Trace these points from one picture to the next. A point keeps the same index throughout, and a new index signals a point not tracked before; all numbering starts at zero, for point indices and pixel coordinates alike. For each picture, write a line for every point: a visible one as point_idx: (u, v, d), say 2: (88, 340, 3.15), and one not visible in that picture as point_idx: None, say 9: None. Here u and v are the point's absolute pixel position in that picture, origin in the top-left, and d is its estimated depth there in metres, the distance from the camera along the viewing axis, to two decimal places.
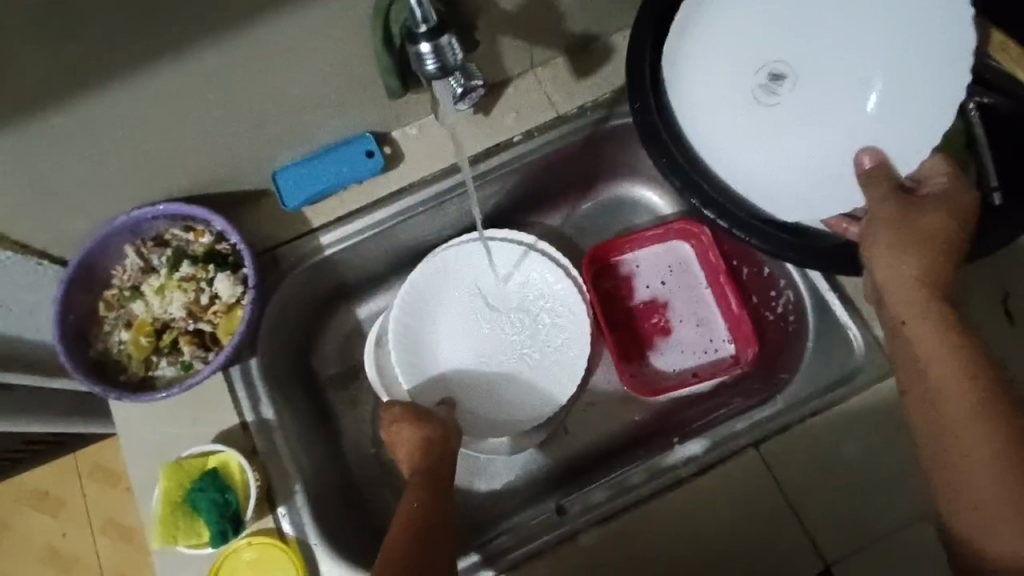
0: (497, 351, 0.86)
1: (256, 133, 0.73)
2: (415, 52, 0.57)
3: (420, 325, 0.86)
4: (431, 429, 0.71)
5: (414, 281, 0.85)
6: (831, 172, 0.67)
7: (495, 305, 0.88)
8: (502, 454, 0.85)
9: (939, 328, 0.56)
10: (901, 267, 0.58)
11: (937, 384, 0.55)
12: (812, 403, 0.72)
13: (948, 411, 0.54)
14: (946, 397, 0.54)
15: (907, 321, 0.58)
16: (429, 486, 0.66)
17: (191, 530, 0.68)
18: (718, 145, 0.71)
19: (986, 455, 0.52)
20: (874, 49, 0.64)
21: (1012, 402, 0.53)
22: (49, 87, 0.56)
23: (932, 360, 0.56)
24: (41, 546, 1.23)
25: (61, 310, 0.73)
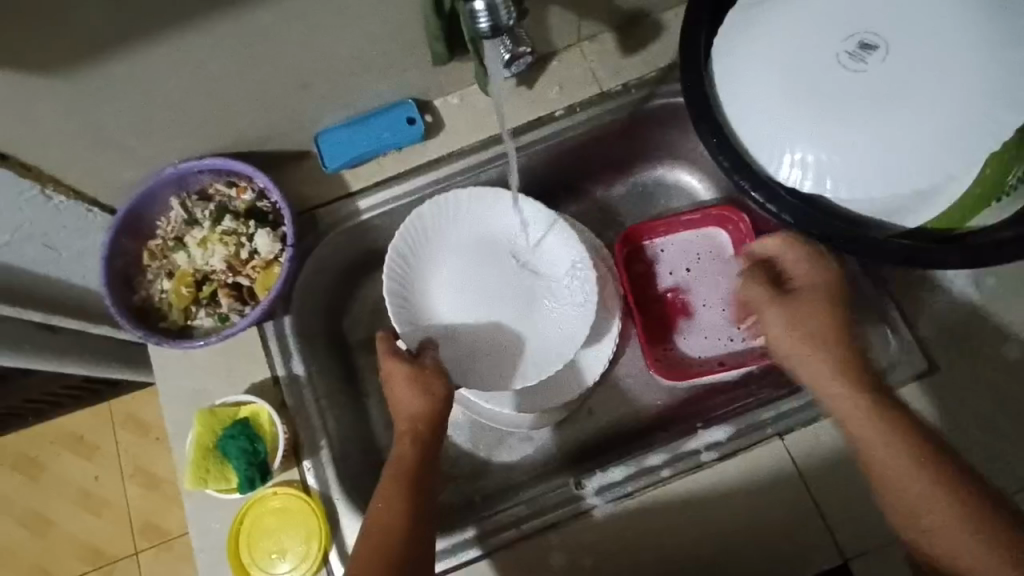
0: (490, 311, 0.81)
1: (304, 94, 0.73)
2: (468, 9, 0.56)
3: (419, 262, 0.82)
4: (426, 395, 0.68)
5: (423, 222, 0.81)
6: (909, 163, 0.56)
7: (507, 265, 0.83)
8: (535, 429, 0.85)
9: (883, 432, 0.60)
10: (806, 351, 0.65)
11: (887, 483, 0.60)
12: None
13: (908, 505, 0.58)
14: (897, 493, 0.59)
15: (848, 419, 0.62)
16: (416, 473, 0.65)
17: (221, 475, 0.70)
18: (776, 128, 0.59)
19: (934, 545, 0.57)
20: (969, 30, 0.55)
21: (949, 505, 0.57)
22: (111, 35, 0.57)
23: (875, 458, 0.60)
24: (74, 487, 1.28)
25: (109, 256, 0.75)
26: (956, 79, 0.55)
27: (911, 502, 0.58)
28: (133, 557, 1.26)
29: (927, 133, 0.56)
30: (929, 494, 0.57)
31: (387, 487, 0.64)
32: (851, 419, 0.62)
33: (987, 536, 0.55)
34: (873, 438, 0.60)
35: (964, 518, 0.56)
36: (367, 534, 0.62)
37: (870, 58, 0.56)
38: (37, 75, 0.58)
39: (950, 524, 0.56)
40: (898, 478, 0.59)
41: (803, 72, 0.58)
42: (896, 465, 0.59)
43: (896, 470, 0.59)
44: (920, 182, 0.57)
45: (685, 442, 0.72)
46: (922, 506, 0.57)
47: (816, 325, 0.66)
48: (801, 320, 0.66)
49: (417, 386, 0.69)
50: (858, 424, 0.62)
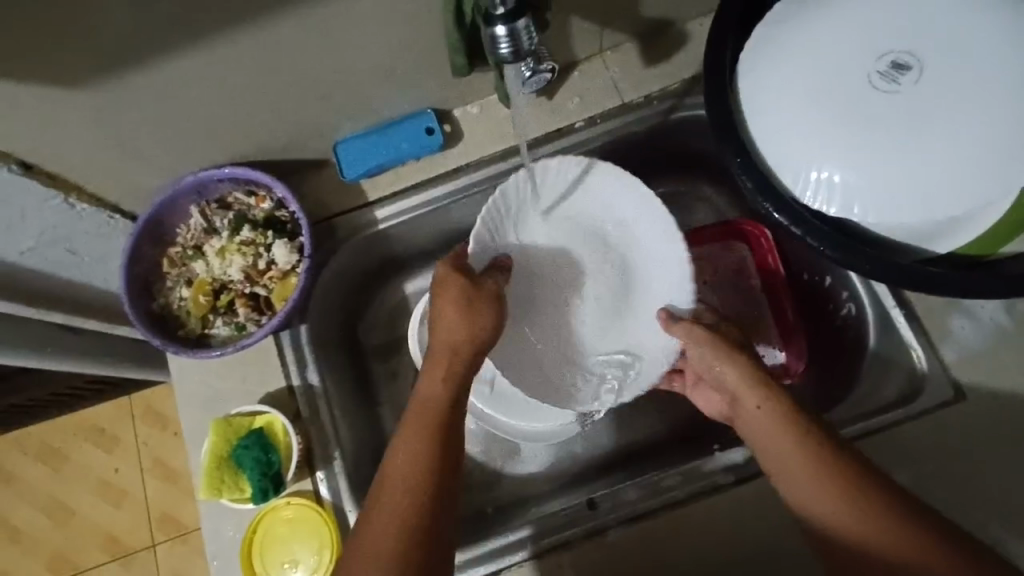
0: (570, 320, 0.80)
1: (323, 105, 0.73)
2: (488, 34, 0.56)
3: (512, 240, 0.79)
4: (468, 317, 0.65)
5: (503, 194, 0.76)
6: (941, 188, 0.55)
7: (590, 274, 0.80)
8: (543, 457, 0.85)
9: (790, 432, 0.62)
10: (712, 362, 0.68)
11: (795, 482, 0.60)
12: (894, 411, 0.69)
13: (823, 503, 0.59)
14: (813, 496, 0.59)
15: (765, 418, 0.64)
16: (445, 414, 0.62)
17: (235, 485, 0.71)
18: (805, 149, 0.58)
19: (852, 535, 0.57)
20: (1008, 53, 0.53)
21: (869, 500, 0.57)
22: (136, 49, 0.57)
23: (781, 458, 0.62)
24: (95, 478, 1.31)
25: (129, 264, 0.76)
26: (994, 103, 0.53)
27: (816, 492, 0.59)
28: (151, 549, 1.28)
29: (961, 159, 0.54)
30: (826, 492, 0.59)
31: (412, 429, 0.61)
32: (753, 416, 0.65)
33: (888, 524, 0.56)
34: (771, 434, 0.63)
35: (870, 513, 0.57)
36: (389, 475, 0.60)
37: (903, 79, 0.54)
38: (59, 87, 0.58)
39: (854, 512, 0.57)
40: (800, 469, 0.60)
41: (833, 92, 0.56)
42: (797, 458, 0.61)
43: (796, 465, 0.60)
44: (949, 209, 0.55)
45: (702, 465, 0.72)
46: (829, 498, 0.58)
47: (715, 342, 0.68)
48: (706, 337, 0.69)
49: (474, 307, 0.65)
50: (760, 420, 0.64)
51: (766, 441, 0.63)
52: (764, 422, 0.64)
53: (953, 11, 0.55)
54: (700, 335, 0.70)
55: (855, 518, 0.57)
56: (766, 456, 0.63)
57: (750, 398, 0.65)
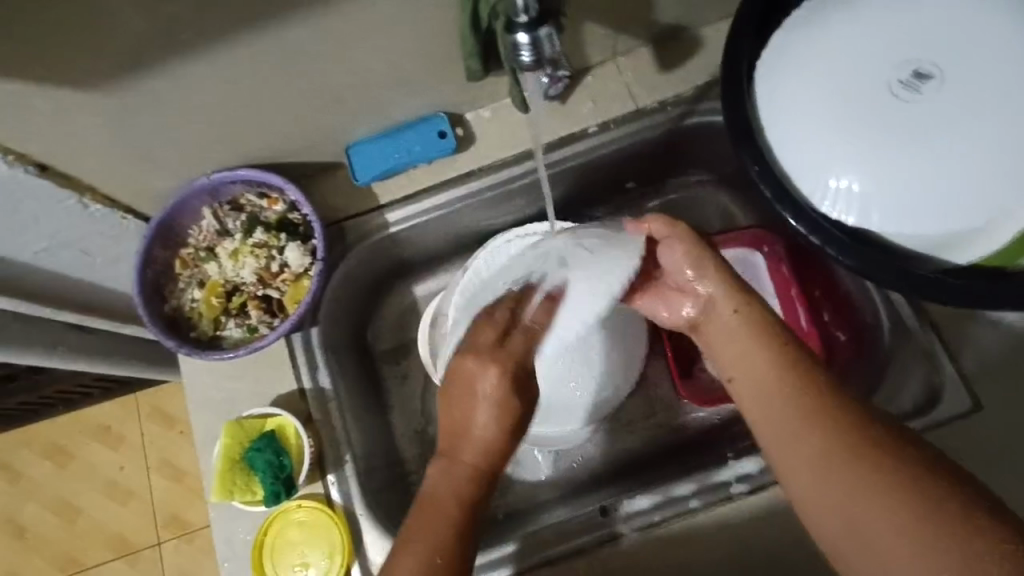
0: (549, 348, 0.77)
1: (337, 108, 0.73)
2: (511, 42, 0.55)
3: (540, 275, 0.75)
4: (503, 423, 0.60)
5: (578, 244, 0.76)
6: (961, 197, 0.54)
7: None
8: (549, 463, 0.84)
9: (759, 335, 0.60)
10: (680, 260, 0.65)
11: (764, 391, 0.57)
12: (918, 419, 0.69)
13: (788, 416, 0.55)
14: (781, 409, 0.56)
15: (738, 317, 0.61)
16: (462, 495, 0.58)
17: (246, 488, 0.71)
18: (824, 155, 0.57)
19: (812, 453, 0.53)
20: None
21: (839, 419, 0.53)
22: (154, 52, 0.58)
23: (749, 363, 0.59)
24: (101, 476, 1.31)
25: (142, 266, 0.76)
26: (1016, 112, 0.53)
27: (776, 410, 0.56)
28: (156, 547, 1.28)
29: (981, 168, 0.53)
30: (799, 412, 0.55)
31: (425, 521, 0.57)
32: (722, 322, 0.62)
33: (861, 466, 0.50)
34: (741, 340, 0.60)
35: (838, 432, 0.52)
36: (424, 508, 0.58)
37: (924, 88, 0.54)
38: (78, 89, 0.58)
39: (810, 436, 0.53)
40: (763, 381, 0.57)
41: (853, 99, 0.56)
42: (758, 370, 0.58)
43: (765, 371, 0.58)
44: (970, 218, 0.55)
45: (715, 473, 0.70)
46: (795, 412, 0.55)
47: (698, 239, 0.66)
48: (684, 232, 0.66)
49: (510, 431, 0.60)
50: (737, 329, 0.61)
51: (733, 349, 0.61)
52: (729, 320, 0.61)
53: (974, 22, 0.55)
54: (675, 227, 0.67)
55: (813, 445, 0.53)
56: (728, 363, 0.61)
57: (723, 302, 0.62)
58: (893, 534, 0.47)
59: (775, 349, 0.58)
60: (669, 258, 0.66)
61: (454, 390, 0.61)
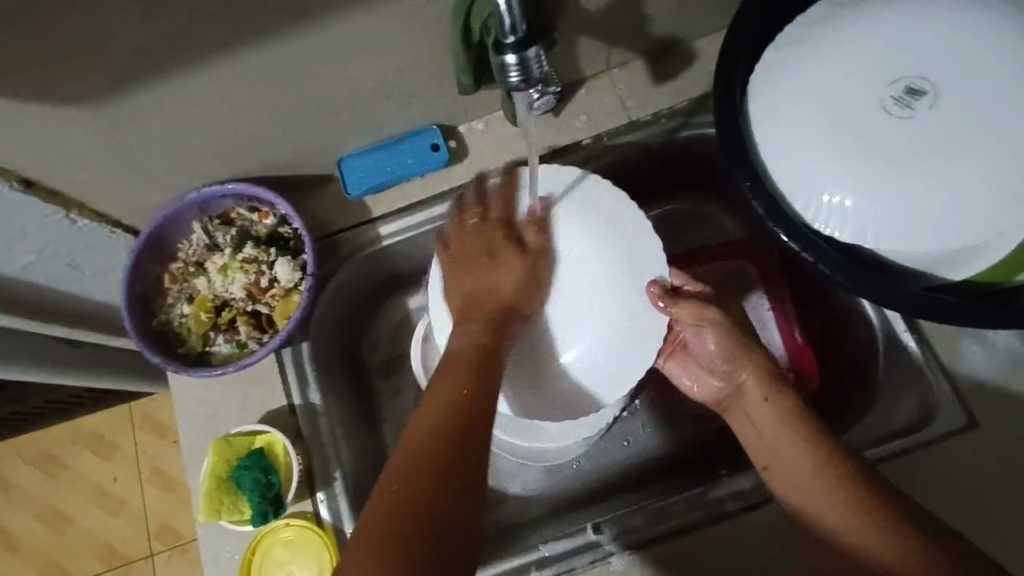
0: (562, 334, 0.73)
1: (327, 122, 0.73)
2: (499, 62, 0.55)
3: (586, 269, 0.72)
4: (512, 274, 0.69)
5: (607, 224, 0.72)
6: (951, 215, 0.54)
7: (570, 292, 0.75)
8: (543, 479, 0.84)
9: (789, 421, 0.64)
10: (710, 343, 0.69)
11: (795, 472, 0.62)
12: (905, 440, 0.68)
13: (822, 497, 0.60)
14: (815, 491, 0.60)
15: (769, 403, 0.66)
16: (475, 357, 0.62)
17: (234, 506, 0.70)
18: (815, 173, 0.57)
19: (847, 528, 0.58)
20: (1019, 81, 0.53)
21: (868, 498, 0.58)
22: (140, 68, 0.57)
23: (780, 445, 0.64)
24: (93, 486, 1.29)
25: (130, 281, 0.75)
26: (1006, 131, 0.52)
27: (819, 502, 0.60)
28: (148, 558, 1.27)
29: (972, 186, 0.53)
30: (831, 492, 0.59)
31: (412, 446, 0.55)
32: (755, 408, 0.67)
33: (888, 537, 0.56)
34: (772, 428, 0.65)
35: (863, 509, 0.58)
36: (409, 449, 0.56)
37: (917, 105, 0.54)
38: (63, 106, 0.58)
39: (853, 517, 0.58)
40: (803, 472, 0.61)
41: (846, 117, 0.55)
42: (791, 452, 0.63)
43: (794, 453, 0.63)
44: (961, 237, 0.54)
45: (709, 490, 0.70)
46: (829, 492, 0.60)
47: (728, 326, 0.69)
48: (716, 316, 0.69)
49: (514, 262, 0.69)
50: (768, 418, 0.66)
51: (768, 438, 0.65)
52: (761, 406, 0.66)
53: (969, 38, 0.54)
54: (709, 313, 0.68)
55: (840, 515, 0.58)
56: (765, 449, 0.65)
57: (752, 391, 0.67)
58: None
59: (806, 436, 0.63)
60: (701, 344, 0.70)
61: (455, 270, 0.68)
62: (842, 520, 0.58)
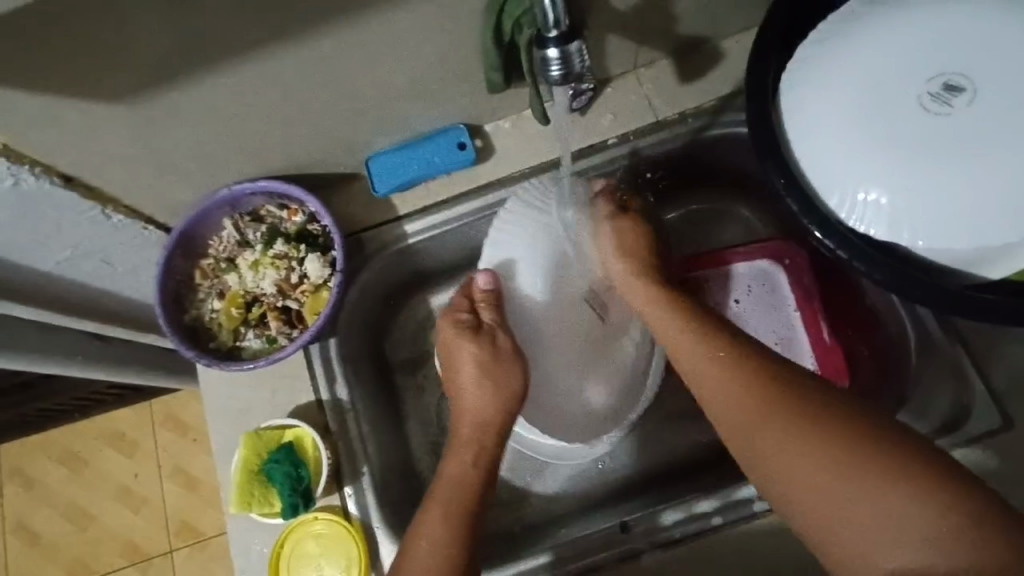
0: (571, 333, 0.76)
1: (357, 121, 0.74)
2: (541, 56, 0.55)
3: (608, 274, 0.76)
4: (497, 384, 0.70)
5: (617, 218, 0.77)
6: (992, 213, 0.53)
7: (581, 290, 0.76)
8: (566, 479, 0.83)
9: (714, 353, 0.63)
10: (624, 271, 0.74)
11: (738, 415, 0.60)
12: (944, 438, 0.67)
13: (761, 438, 0.58)
14: (753, 428, 0.58)
15: (698, 337, 0.66)
16: (474, 486, 0.66)
17: (264, 499, 0.71)
18: (852, 169, 0.56)
19: (794, 469, 0.55)
20: None
21: (808, 428, 0.56)
22: (179, 65, 0.58)
23: (710, 381, 0.63)
24: (115, 483, 1.31)
25: (163, 276, 0.76)
26: None
27: (766, 447, 0.57)
28: (168, 555, 1.28)
29: (1013, 182, 0.52)
30: (767, 428, 0.57)
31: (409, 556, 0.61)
32: (720, 382, 0.62)
33: (834, 471, 0.53)
34: (733, 398, 0.60)
35: (804, 442, 0.55)
36: (409, 557, 0.61)
37: (955, 101, 0.54)
38: (104, 102, 0.59)
39: (794, 454, 0.55)
40: (743, 411, 0.59)
41: (882, 113, 0.55)
42: (721, 385, 0.62)
43: (724, 386, 0.61)
44: (1004, 234, 0.53)
45: (737, 490, 0.69)
46: (770, 435, 0.57)
47: (639, 241, 0.76)
48: (626, 232, 0.76)
49: (503, 367, 0.71)
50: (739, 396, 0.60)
51: (740, 422, 0.59)
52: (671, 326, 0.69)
53: (1009, 33, 0.54)
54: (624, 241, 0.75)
55: (790, 461, 0.55)
56: (696, 380, 0.64)
57: (713, 364, 0.63)
58: (884, 538, 0.50)
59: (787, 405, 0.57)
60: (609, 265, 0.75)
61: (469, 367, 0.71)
62: (786, 464, 0.55)
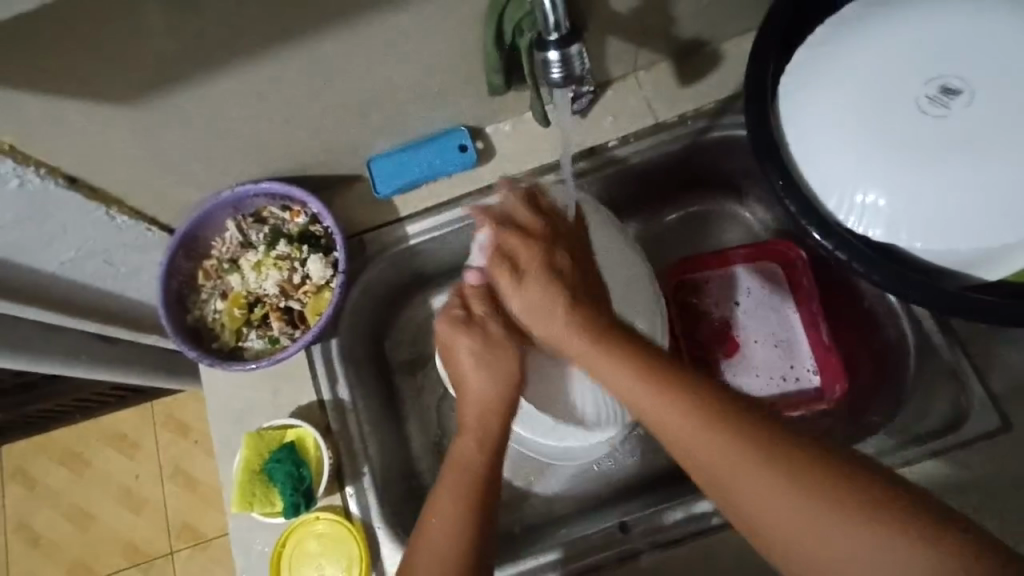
0: None
1: (359, 122, 0.74)
2: (541, 58, 0.56)
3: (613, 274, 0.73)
4: (494, 367, 0.66)
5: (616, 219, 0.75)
6: (989, 215, 0.53)
7: None
8: (566, 479, 0.84)
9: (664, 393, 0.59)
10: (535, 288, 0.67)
11: (706, 465, 0.55)
12: (942, 439, 0.67)
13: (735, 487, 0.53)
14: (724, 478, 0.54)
15: (645, 376, 0.61)
16: (479, 473, 0.62)
17: (266, 499, 0.71)
18: (850, 170, 0.57)
19: (778, 520, 0.51)
20: None
21: (779, 471, 0.52)
22: (184, 67, 0.59)
23: (670, 426, 0.58)
24: (117, 484, 1.32)
25: (166, 276, 0.77)
26: None
27: (745, 497, 0.53)
28: (169, 556, 1.28)
29: (1010, 184, 0.53)
30: (740, 475, 0.53)
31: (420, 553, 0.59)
32: (680, 426, 0.57)
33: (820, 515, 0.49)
34: (697, 443, 0.56)
35: (780, 487, 0.51)
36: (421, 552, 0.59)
37: (953, 103, 0.54)
38: (109, 103, 0.59)
39: (773, 501, 0.51)
40: (711, 458, 0.55)
41: (881, 115, 0.56)
42: (683, 429, 0.57)
43: (682, 429, 0.57)
44: (1001, 235, 0.54)
45: None
46: (744, 484, 0.53)
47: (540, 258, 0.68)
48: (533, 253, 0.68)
49: (501, 353, 0.66)
50: (706, 440, 0.55)
51: (713, 472, 0.55)
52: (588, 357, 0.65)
53: (1006, 36, 0.54)
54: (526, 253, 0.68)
55: (770, 510, 0.51)
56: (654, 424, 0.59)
57: (669, 408, 0.58)
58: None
59: (750, 441, 0.54)
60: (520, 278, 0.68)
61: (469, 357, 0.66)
62: (769, 514, 0.51)
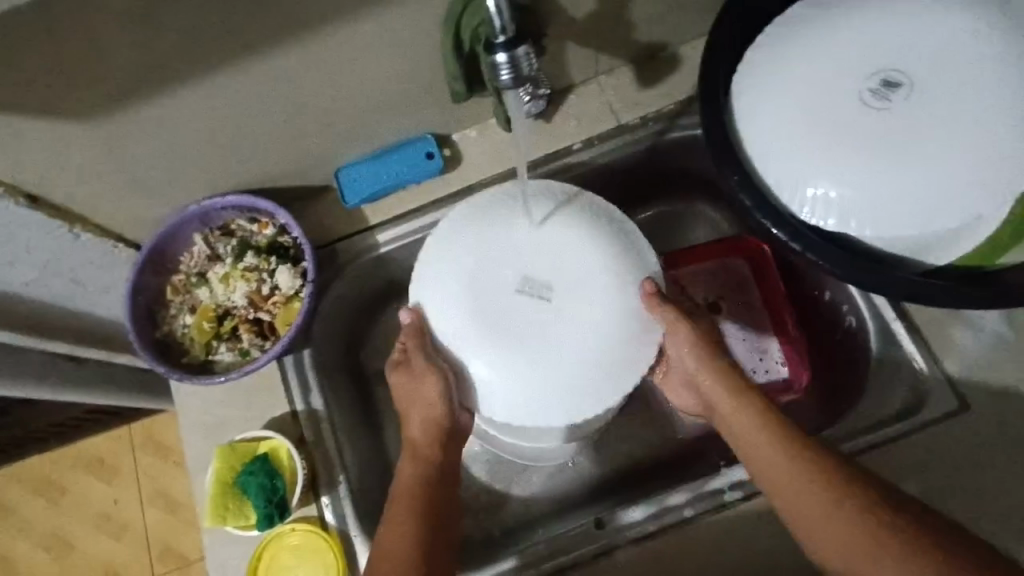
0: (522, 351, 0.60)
1: (325, 133, 0.75)
2: (490, 62, 0.57)
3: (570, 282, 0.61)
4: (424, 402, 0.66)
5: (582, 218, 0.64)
6: (931, 202, 0.55)
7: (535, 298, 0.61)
8: (544, 479, 0.84)
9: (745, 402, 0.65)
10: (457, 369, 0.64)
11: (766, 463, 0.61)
12: (902, 424, 0.69)
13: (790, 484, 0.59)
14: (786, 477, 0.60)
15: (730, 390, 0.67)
16: (424, 488, 0.66)
17: (239, 512, 0.71)
18: (801, 163, 0.58)
19: (823, 516, 0.57)
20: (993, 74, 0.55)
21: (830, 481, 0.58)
22: (143, 82, 0.59)
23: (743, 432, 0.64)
24: (95, 510, 1.29)
25: (132, 293, 0.77)
26: (978, 118, 0.55)
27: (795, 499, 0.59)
28: None
29: (948, 172, 0.55)
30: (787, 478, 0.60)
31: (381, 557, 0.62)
32: (753, 429, 0.63)
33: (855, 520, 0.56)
34: (764, 446, 0.62)
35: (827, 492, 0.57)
36: (381, 557, 0.62)
37: (893, 96, 0.56)
38: (68, 120, 0.59)
39: (820, 502, 0.57)
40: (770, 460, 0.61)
41: (826, 109, 0.58)
42: (752, 432, 0.63)
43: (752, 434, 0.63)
44: (943, 221, 0.56)
45: (709, 481, 0.70)
46: (795, 486, 0.59)
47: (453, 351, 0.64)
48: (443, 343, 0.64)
49: (427, 390, 0.66)
50: (761, 454, 0.62)
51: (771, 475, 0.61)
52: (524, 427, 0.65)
53: (939, 31, 0.56)
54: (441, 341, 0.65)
55: (810, 507, 0.58)
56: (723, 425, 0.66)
57: (746, 414, 0.64)
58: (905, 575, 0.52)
59: (799, 460, 0.60)
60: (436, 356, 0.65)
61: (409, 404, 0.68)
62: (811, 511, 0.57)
